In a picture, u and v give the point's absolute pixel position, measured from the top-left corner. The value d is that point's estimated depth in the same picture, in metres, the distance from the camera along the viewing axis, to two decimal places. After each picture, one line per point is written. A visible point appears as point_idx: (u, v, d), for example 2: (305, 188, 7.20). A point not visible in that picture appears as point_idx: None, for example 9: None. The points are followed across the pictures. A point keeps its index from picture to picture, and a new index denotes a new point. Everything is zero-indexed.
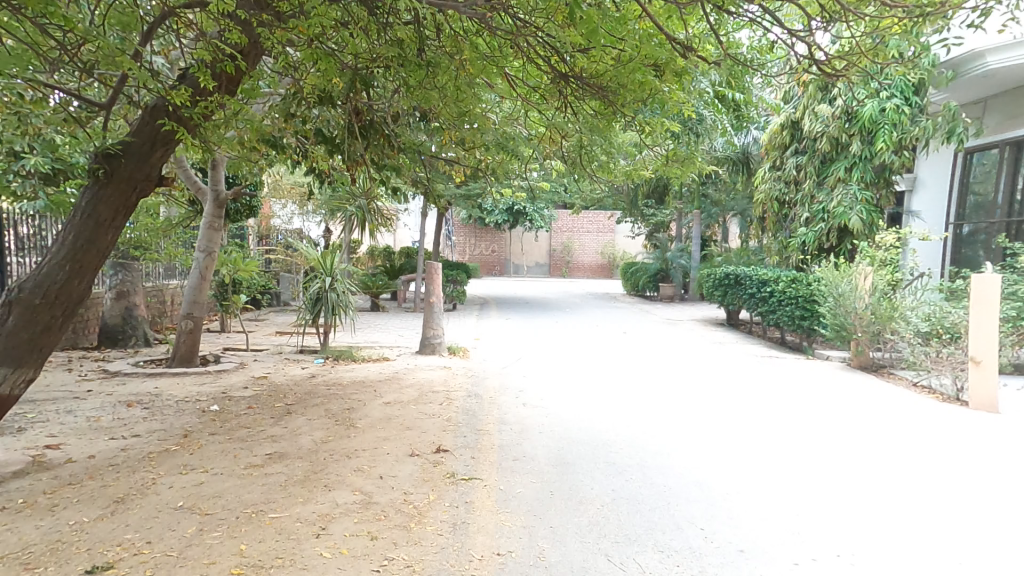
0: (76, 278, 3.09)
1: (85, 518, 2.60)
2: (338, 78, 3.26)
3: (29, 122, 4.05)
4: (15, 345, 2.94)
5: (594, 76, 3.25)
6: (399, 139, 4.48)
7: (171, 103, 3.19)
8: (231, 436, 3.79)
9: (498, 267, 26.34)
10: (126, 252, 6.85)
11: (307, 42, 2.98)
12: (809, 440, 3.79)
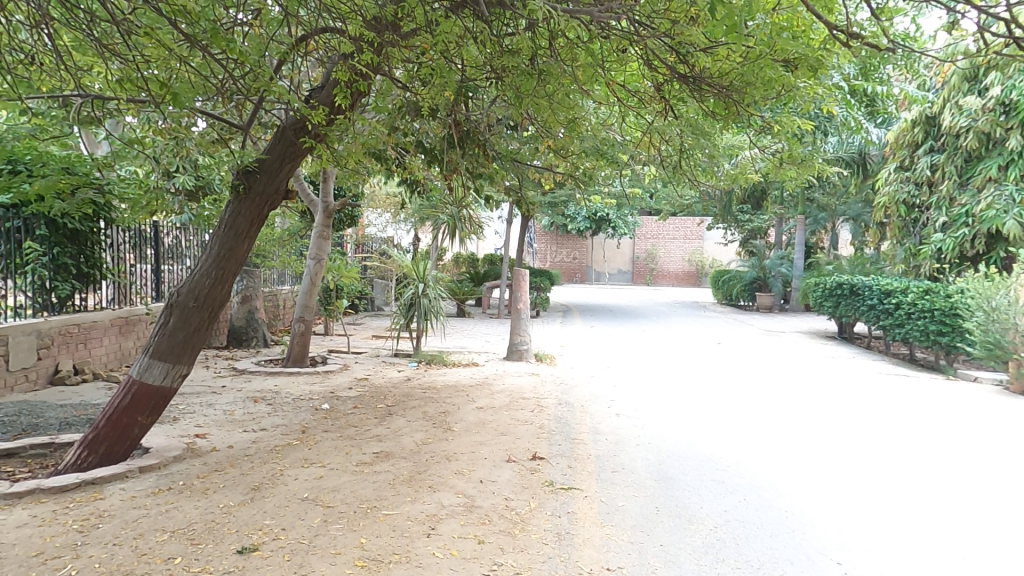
0: (220, 283, 3.47)
1: (230, 501, 2.87)
2: (449, 90, 3.39)
3: (185, 146, 4.59)
4: (175, 343, 3.39)
5: (717, 75, 3.16)
6: (495, 148, 4.60)
7: (308, 122, 3.55)
8: (343, 434, 4.03)
9: (580, 274, 26.22)
10: (249, 260, 7.56)
11: (436, 56, 3.19)
12: (1014, 485, 3.19)
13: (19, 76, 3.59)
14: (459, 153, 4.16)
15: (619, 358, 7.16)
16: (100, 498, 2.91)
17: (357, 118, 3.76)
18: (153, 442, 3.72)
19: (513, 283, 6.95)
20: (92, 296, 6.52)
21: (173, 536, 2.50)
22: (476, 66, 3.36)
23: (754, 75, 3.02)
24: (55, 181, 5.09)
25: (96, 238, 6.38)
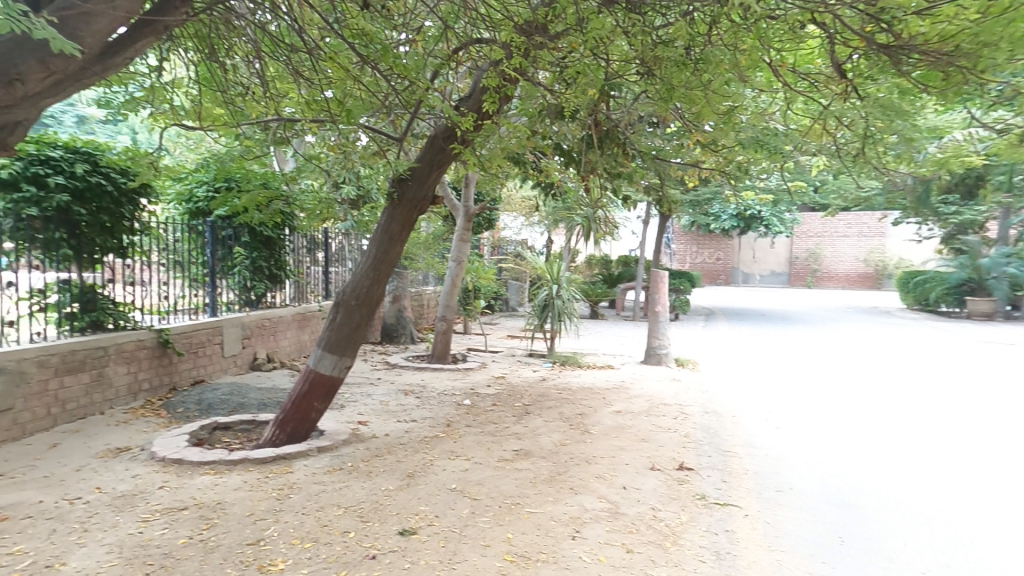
0: (377, 283, 3.84)
1: (390, 485, 3.14)
2: (595, 88, 3.44)
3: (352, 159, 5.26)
4: (341, 339, 3.81)
5: (936, 40, 2.98)
6: (634, 146, 4.49)
7: (458, 130, 3.79)
8: (484, 430, 4.18)
9: (723, 276, 24.50)
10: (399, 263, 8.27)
11: (585, 54, 3.32)
12: None
13: (237, 105, 4.40)
14: (598, 152, 4.23)
15: (768, 366, 6.55)
16: (290, 473, 3.41)
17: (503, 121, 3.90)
18: (326, 425, 4.23)
19: (652, 285, 6.65)
20: (280, 294, 8.18)
21: (347, 511, 2.84)
22: (624, 63, 3.39)
23: (998, 34, 2.73)
24: (256, 196, 6.11)
25: (282, 243, 7.96)
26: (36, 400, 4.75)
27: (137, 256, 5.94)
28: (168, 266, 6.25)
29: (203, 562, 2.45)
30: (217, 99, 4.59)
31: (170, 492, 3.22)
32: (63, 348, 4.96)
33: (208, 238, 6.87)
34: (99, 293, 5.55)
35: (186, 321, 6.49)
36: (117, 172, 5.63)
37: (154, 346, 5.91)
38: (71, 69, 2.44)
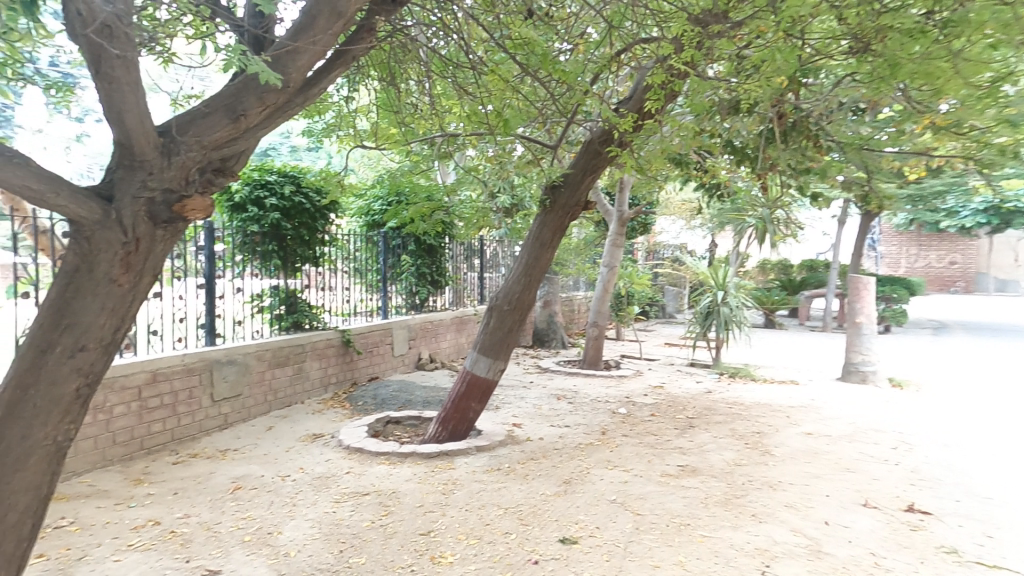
0: (526, 288, 5.02)
1: (549, 491, 4.11)
2: (781, 73, 3.64)
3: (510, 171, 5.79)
4: (496, 341, 5.04)
5: None
6: (833, 136, 4.57)
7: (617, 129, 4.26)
8: (641, 442, 4.96)
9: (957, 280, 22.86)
10: (550, 268, 8.64)
11: (776, 38, 3.53)
12: None
13: (409, 123, 5.40)
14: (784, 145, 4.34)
15: (962, 410, 6.12)
16: (451, 471, 4.64)
17: (665, 118, 4.37)
18: (485, 425, 5.55)
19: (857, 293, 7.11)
20: (439, 297, 10.48)
21: (506, 513, 3.81)
22: (838, 36, 3.87)
23: None
24: (420, 207, 6.71)
25: (440, 249, 10.11)
26: (257, 388, 7.09)
27: (327, 264, 8.37)
28: (348, 273, 8.72)
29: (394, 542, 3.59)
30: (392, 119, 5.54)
31: (355, 478, 4.74)
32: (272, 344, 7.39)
33: (380, 246, 9.10)
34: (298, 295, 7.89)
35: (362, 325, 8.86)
36: (313, 192, 7.77)
37: (336, 345, 8.25)
38: (278, 101, 3.02)
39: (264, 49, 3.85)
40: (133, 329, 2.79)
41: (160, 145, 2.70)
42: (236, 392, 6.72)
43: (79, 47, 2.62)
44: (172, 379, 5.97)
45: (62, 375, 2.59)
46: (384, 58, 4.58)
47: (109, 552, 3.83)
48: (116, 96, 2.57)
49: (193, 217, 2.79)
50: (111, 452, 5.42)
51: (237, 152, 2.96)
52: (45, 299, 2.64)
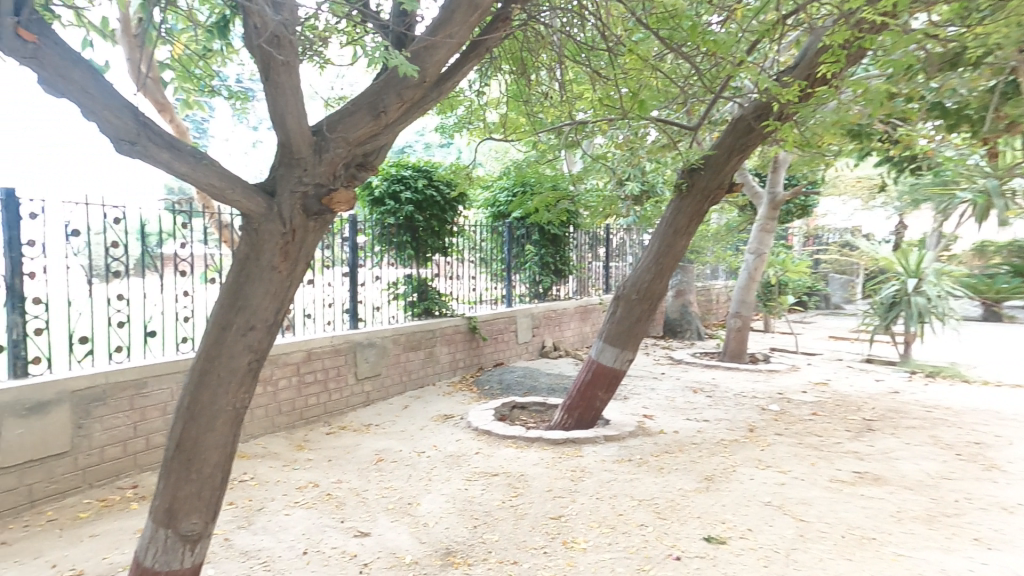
0: (658, 278, 6.21)
1: (690, 487, 5.39)
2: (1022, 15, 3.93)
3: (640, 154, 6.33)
4: (621, 333, 6.41)
5: None
6: None
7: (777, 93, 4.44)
8: (796, 444, 6.31)
9: None
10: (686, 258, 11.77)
11: None
12: None
13: (537, 113, 6.11)
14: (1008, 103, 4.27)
15: None
16: (582, 462, 6.20)
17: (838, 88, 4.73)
18: (621, 417, 7.30)
19: None
20: (563, 286, 12.78)
21: (640, 507, 5.09)
22: None
23: None
24: (545, 197, 6.93)
25: (563, 239, 12.42)
26: (391, 369, 9.22)
27: (454, 255, 10.41)
28: (473, 263, 10.73)
29: (526, 524, 5.09)
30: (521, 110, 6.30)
31: (485, 458, 6.79)
32: (407, 329, 9.41)
33: (505, 236, 11.27)
34: (428, 284, 10.06)
35: (487, 312, 10.89)
36: (441, 184, 9.84)
37: (461, 331, 10.34)
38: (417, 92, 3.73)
39: (405, 44, 4.38)
40: (288, 313, 3.57)
41: (313, 145, 3.47)
42: (373, 372, 8.88)
43: (254, 55, 3.38)
44: (322, 358, 8.07)
45: (238, 350, 3.39)
46: (516, 49, 5.29)
47: (283, 505, 5.73)
48: (281, 101, 3.33)
49: (338, 210, 3.53)
50: (277, 419, 7.52)
51: (376, 147, 3.65)
52: (226, 285, 3.46)
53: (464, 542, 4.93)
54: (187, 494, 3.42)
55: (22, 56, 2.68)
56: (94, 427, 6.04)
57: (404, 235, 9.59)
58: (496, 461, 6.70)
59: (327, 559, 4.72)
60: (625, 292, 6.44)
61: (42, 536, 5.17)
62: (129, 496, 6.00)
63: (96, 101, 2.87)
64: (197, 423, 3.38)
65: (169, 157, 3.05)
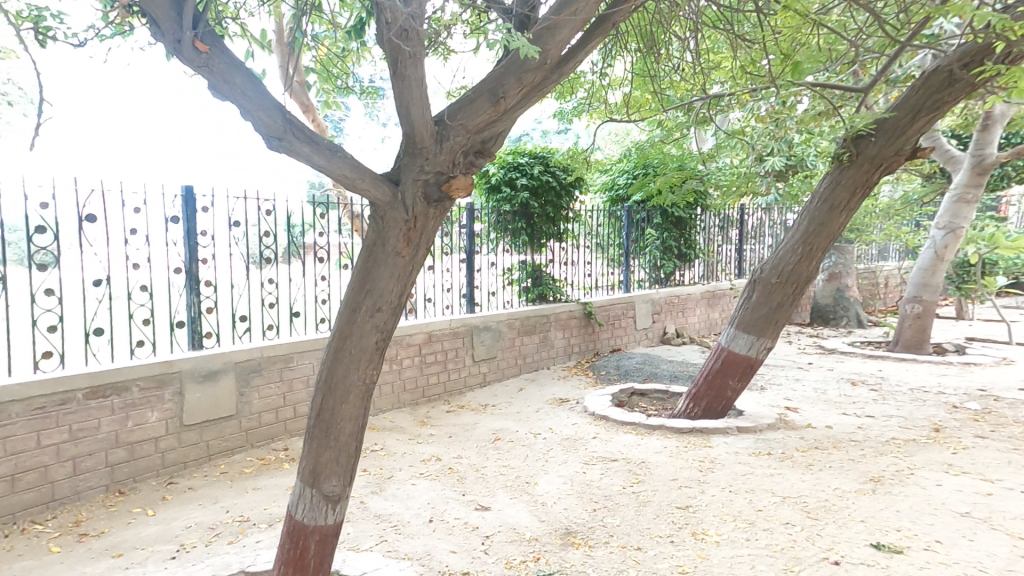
0: (802, 261, 6.11)
1: (853, 488, 5.03)
2: None
3: (784, 126, 6.19)
4: (759, 319, 6.29)
5: None
6: None
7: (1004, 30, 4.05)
8: (997, 449, 5.78)
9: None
10: (843, 244, 13.67)
11: None
12: None
13: (667, 90, 6.05)
14: None
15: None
16: (711, 453, 5.98)
17: None
18: (763, 408, 7.08)
19: None
20: (686, 272, 12.50)
21: (786, 505, 4.78)
22: None
23: None
24: (669, 177, 7.04)
25: (689, 222, 12.29)
26: (507, 352, 9.47)
27: (569, 240, 10.45)
28: (589, 248, 10.69)
29: (649, 513, 4.96)
30: (649, 85, 6.46)
31: (604, 443, 6.76)
32: (522, 314, 9.57)
33: (624, 221, 11.24)
34: (543, 269, 10.17)
35: (603, 298, 10.81)
36: (558, 169, 10.00)
37: (577, 317, 10.36)
38: (540, 77, 3.75)
39: (526, 26, 4.40)
40: (409, 296, 3.80)
41: (434, 134, 3.61)
42: (489, 354, 9.17)
43: (384, 48, 3.50)
44: (441, 340, 8.48)
45: (367, 330, 3.66)
46: (645, 23, 5.36)
47: (409, 476, 6.14)
48: (406, 94, 3.47)
49: (456, 195, 3.71)
50: (403, 396, 8.06)
51: (493, 132, 3.74)
52: (356, 269, 3.74)
53: (584, 524, 4.94)
54: (327, 459, 3.74)
55: (196, 64, 3.05)
56: (253, 395, 6.91)
57: (520, 221, 9.79)
58: (615, 446, 6.61)
59: (451, 528, 4.98)
60: (762, 277, 6.34)
61: (218, 485, 6.07)
62: (282, 456, 6.85)
63: (252, 102, 3.20)
64: (334, 396, 3.69)
65: (310, 151, 3.34)
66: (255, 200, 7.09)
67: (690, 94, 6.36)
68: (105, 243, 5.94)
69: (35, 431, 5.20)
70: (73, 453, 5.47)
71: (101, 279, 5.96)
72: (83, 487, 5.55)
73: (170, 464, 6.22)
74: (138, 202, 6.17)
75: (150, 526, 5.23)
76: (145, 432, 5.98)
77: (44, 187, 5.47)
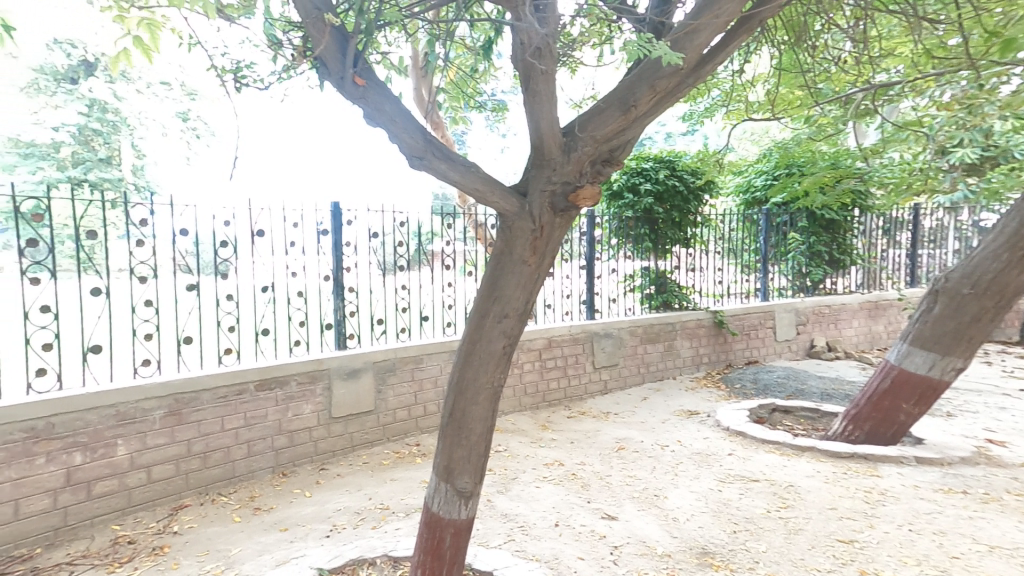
0: (1004, 269, 5.47)
1: None
2: None
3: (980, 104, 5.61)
4: (945, 333, 5.72)
5: None
6: None
7: None
8: None
9: None
10: None
11: None
12: None
13: (818, 83, 5.65)
14: None
15: None
16: (881, 484, 5.43)
17: None
18: (955, 441, 6.28)
19: None
20: (840, 280, 11.52)
21: (991, 556, 4.19)
22: None
23: None
24: (821, 176, 6.61)
25: (845, 224, 11.30)
26: (630, 360, 9.33)
27: (697, 246, 10.09)
28: (720, 254, 10.21)
29: (802, 543, 4.62)
30: (798, 81, 6.10)
31: (743, 462, 6.39)
32: (645, 322, 9.38)
33: (762, 225, 10.59)
34: (667, 276, 9.92)
35: (737, 307, 10.23)
36: (685, 173, 9.76)
37: (706, 325, 9.92)
38: (675, 84, 3.71)
39: (661, 33, 4.34)
40: (534, 303, 3.92)
41: (562, 145, 3.74)
42: (610, 362, 9.10)
43: (518, 68, 3.66)
44: (562, 345, 8.58)
45: (495, 336, 3.81)
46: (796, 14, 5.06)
47: (533, 478, 6.30)
48: (538, 108, 3.63)
49: (582, 205, 3.77)
50: (524, 399, 8.27)
51: (621, 142, 3.77)
52: (483, 278, 3.93)
53: (722, 545, 4.74)
54: (460, 456, 3.92)
55: (355, 96, 3.46)
56: (389, 392, 7.55)
57: (643, 227, 9.62)
58: (756, 465, 6.23)
59: (578, 534, 5.02)
60: (948, 287, 5.78)
61: (361, 474, 6.71)
62: (415, 451, 7.41)
63: (398, 127, 3.54)
64: (465, 397, 3.87)
65: (446, 167, 3.61)
66: (391, 213, 7.75)
67: (850, 86, 5.94)
68: (270, 255, 6.84)
69: (220, 416, 6.09)
70: (248, 436, 6.33)
71: (268, 286, 6.88)
72: (255, 467, 6.42)
73: (322, 451, 6.99)
74: (296, 218, 7.03)
75: (307, 505, 5.94)
76: (302, 422, 6.78)
77: (225, 208, 6.50)
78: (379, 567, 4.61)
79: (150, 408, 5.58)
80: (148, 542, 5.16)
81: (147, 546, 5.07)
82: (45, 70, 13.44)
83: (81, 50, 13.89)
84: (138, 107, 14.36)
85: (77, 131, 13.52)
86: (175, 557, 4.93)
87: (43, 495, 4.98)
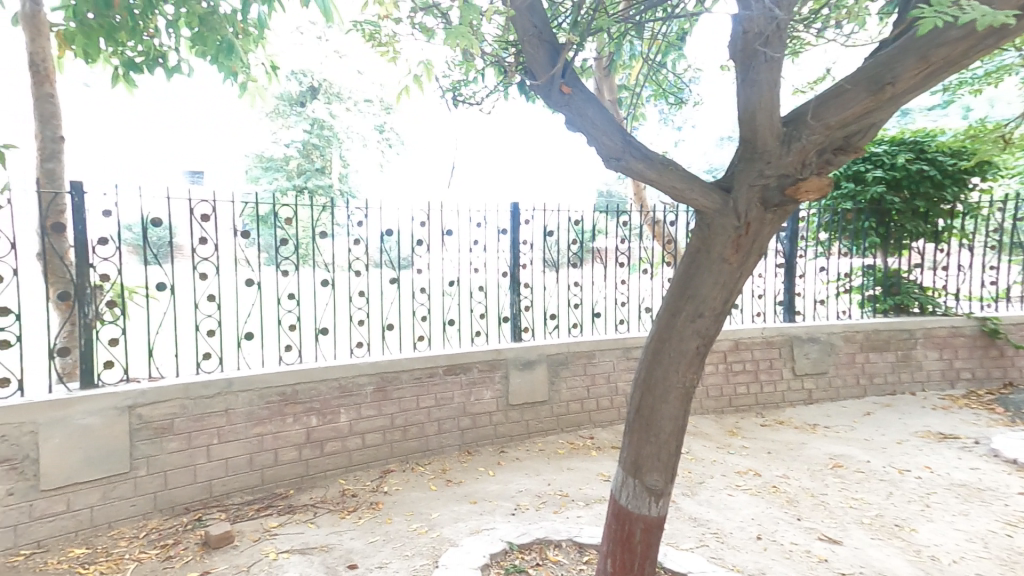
0: None
1: None
2: None
3: None
4: None
5: None
6: None
7: None
8: None
9: None
10: None
11: None
12: None
13: None
14: None
15: None
16: None
17: None
18: None
19: None
20: None
21: None
22: None
23: None
24: None
25: None
26: (844, 369, 8.21)
27: (954, 239, 8.55)
28: (988, 249, 8.50)
29: None
30: None
31: None
32: (866, 327, 8.18)
33: None
34: (902, 276, 8.69)
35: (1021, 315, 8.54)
36: (939, 154, 8.28)
37: (963, 335, 8.37)
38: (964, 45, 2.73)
39: None
40: (733, 302, 3.45)
41: (781, 136, 3.18)
42: (816, 369, 8.10)
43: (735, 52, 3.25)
44: (752, 349, 7.84)
45: (688, 335, 3.41)
46: None
47: (724, 485, 5.82)
48: (756, 96, 3.14)
49: (802, 199, 3.18)
50: (706, 403, 7.70)
51: (865, 124, 3.04)
52: (674, 274, 3.54)
53: None
54: (648, 454, 3.55)
55: (560, 105, 3.47)
56: (561, 384, 7.55)
57: (868, 220, 8.44)
58: None
59: (789, 552, 4.53)
60: None
61: (538, 460, 6.85)
62: (589, 444, 7.35)
63: (595, 129, 3.43)
64: (654, 394, 3.51)
65: (645, 166, 3.38)
66: (567, 212, 7.54)
67: None
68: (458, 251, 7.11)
69: (416, 395, 6.55)
70: (438, 415, 6.73)
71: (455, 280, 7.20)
72: (444, 443, 6.79)
73: (501, 435, 7.19)
74: (480, 218, 7.16)
75: (492, 483, 6.19)
76: (482, 407, 7.04)
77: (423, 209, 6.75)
78: (566, 550, 4.57)
79: (363, 383, 6.17)
80: (366, 497, 5.76)
81: (366, 501, 5.67)
82: (284, 97, 15.84)
83: (310, 78, 16.00)
84: (348, 124, 16.23)
85: (302, 146, 15.86)
86: (387, 513, 5.44)
87: (293, 447, 5.78)
